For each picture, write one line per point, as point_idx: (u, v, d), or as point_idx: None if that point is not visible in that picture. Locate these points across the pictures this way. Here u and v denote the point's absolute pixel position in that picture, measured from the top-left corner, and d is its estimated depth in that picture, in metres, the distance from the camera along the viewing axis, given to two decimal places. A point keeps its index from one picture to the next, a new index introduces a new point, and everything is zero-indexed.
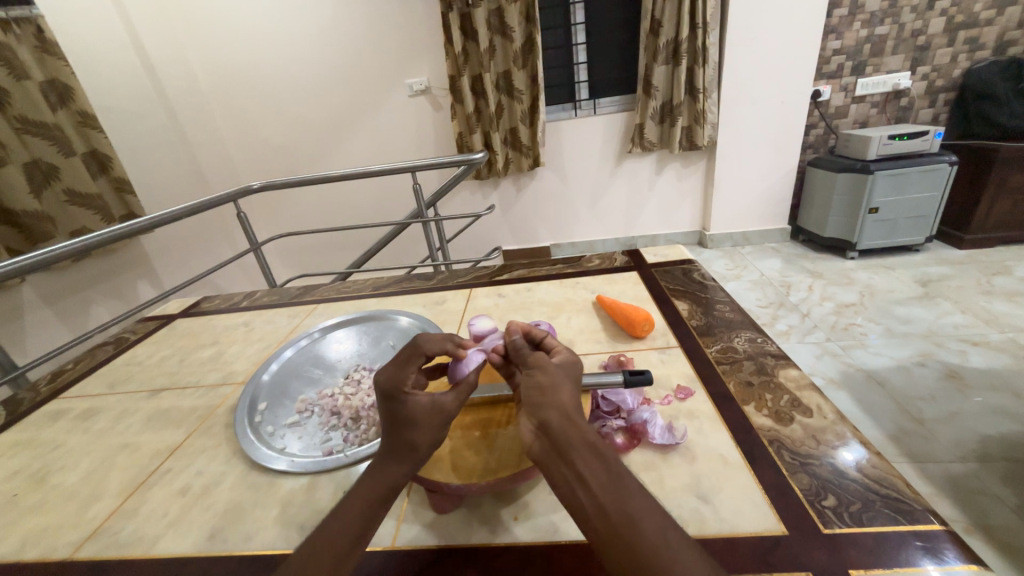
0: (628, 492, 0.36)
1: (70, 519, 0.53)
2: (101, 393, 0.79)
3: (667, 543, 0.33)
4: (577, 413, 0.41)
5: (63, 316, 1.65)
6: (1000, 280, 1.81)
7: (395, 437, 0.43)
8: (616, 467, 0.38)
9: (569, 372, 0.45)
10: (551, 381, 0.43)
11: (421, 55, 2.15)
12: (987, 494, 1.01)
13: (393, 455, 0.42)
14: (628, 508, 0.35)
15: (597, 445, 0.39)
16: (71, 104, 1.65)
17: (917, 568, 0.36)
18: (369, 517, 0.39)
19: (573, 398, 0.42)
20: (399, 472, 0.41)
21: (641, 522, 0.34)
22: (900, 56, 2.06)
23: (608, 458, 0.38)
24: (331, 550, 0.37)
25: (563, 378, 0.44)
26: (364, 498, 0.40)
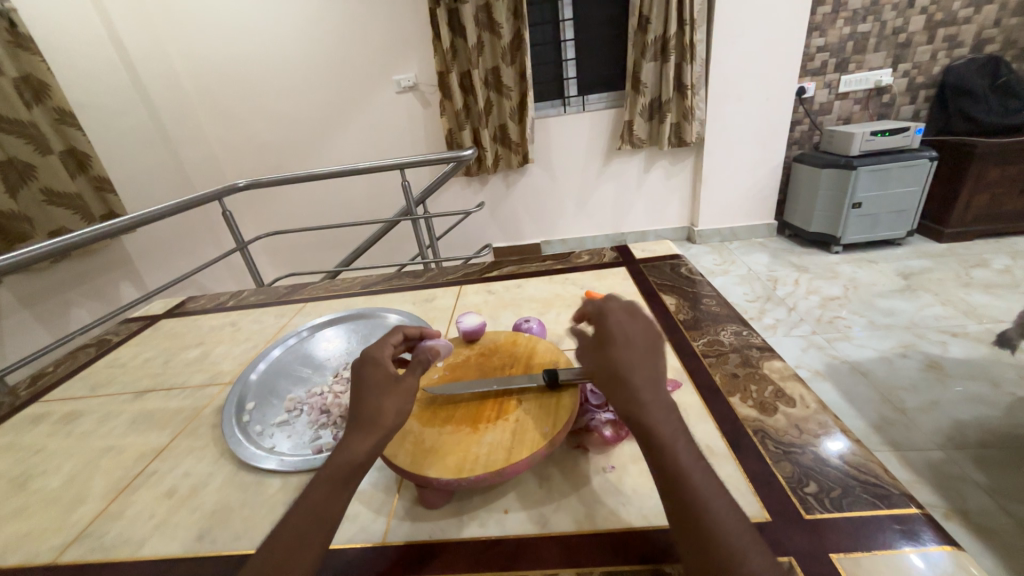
0: (680, 451, 0.36)
1: (54, 523, 0.52)
2: (83, 396, 0.78)
3: (714, 501, 0.34)
4: (640, 371, 0.40)
5: (43, 318, 1.62)
6: (979, 273, 1.86)
7: (362, 412, 0.45)
8: (676, 425, 0.38)
9: (636, 326, 0.44)
10: (612, 339, 0.43)
11: (408, 52, 2.13)
12: (966, 480, 1.04)
13: (360, 429, 0.44)
14: (680, 466, 0.36)
15: (661, 404, 0.39)
16: (47, 100, 1.60)
17: (895, 550, 0.37)
18: (340, 492, 0.40)
19: (635, 354, 0.42)
20: (367, 446, 0.43)
21: (694, 481, 0.35)
22: (882, 53, 2.09)
23: (669, 417, 0.38)
24: (302, 529, 0.38)
25: (623, 334, 0.43)
26: (332, 476, 0.41)
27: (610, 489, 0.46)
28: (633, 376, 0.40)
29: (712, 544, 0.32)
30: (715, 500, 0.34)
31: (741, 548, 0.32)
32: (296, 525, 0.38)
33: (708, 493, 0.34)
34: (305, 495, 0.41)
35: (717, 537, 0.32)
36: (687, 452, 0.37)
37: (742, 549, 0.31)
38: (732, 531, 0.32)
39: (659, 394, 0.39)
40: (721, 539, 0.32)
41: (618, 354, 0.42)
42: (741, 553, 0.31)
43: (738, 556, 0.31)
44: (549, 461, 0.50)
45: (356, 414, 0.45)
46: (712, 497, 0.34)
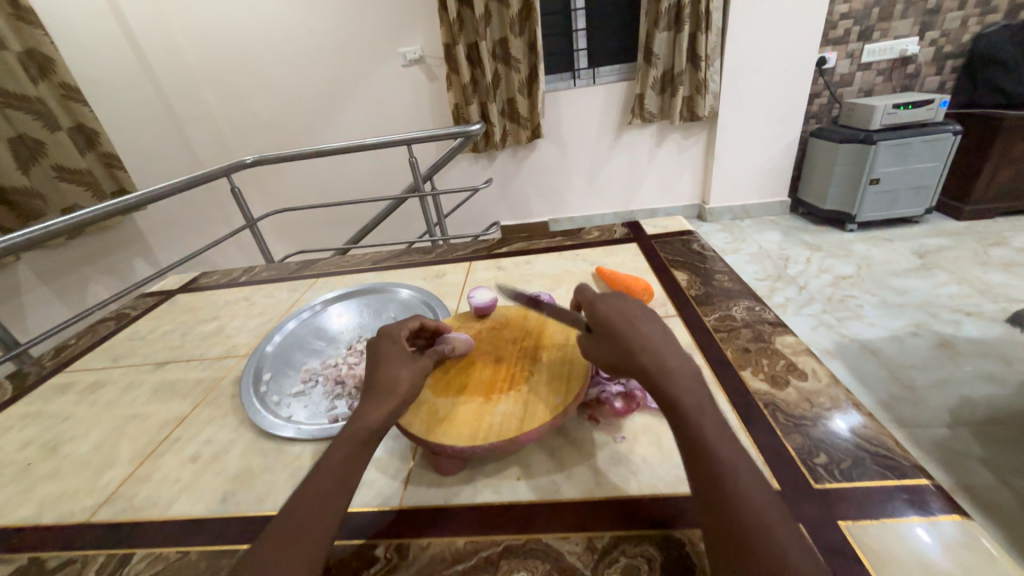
0: (706, 423, 0.36)
1: (85, 485, 0.55)
2: (106, 367, 0.80)
3: (740, 473, 0.34)
4: (658, 347, 0.41)
5: (61, 294, 1.65)
6: (998, 251, 1.81)
7: (377, 382, 0.47)
8: (702, 399, 0.38)
9: (646, 310, 0.46)
10: (623, 318, 0.44)
11: (413, 22, 2.07)
12: (973, 456, 1.04)
13: (376, 397, 0.45)
14: (706, 438, 0.35)
15: (687, 380, 0.39)
16: (52, 76, 1.59)
17: (903, 519, 0.38)
18: (358, 456, 0.42)
19: (652, 332, 0.42)
20: (383, 412, 0.44)
21: (720, 453, 0.35)
22: (909, 20, 1.99)
23: (695, 391, 0.38)
24: (321, 489, 0.39)
25: (635, 316, 0.45)
26: (350, 440, 0.42)
27: (621, 458, 0.47)
28: (655, 351, 0.40)
29: (738, 513, 0.32)
30: (740, 471, 0.34)
31: (768, 518, 0.31)
32: (317, 484, 0.39)
33: (734, 465, 0.34)
34: (322, 460, 0.42)
35: (743, 507, 0.32)
36: (715, 425, 0.36)
37: (768, 519, 0.31)
38: (758, 501, 0.32)
39: (683, 368, 0.40)
40: (747, 509, 0.32)
41: (636, 330, 0.42)
42: (767, 523, 0.31)
43: (764, 526, 0.31)
44: (561, 432, 0.51)
45: (371, 384, 0.47)
46: (738, 468, 0.34)
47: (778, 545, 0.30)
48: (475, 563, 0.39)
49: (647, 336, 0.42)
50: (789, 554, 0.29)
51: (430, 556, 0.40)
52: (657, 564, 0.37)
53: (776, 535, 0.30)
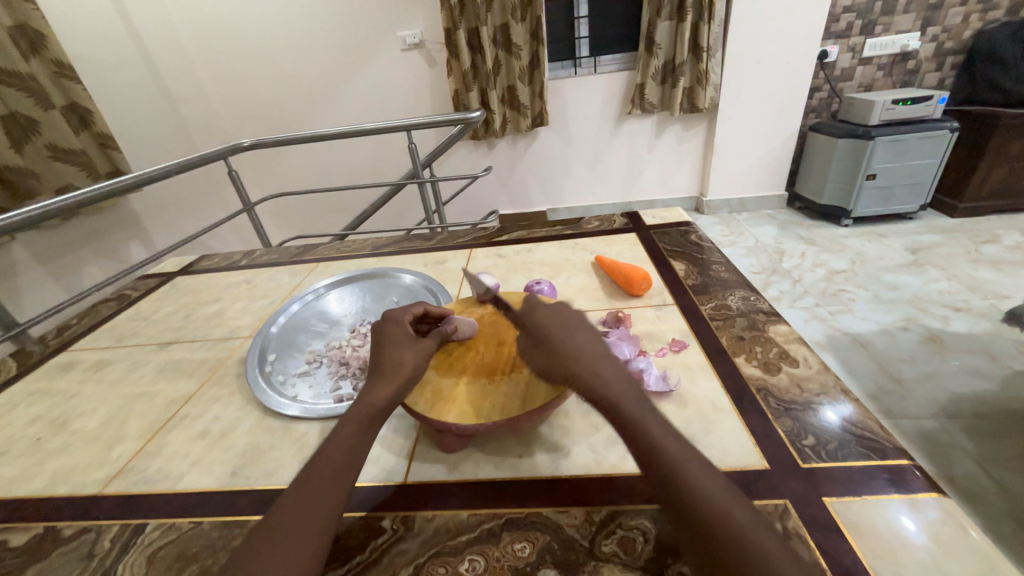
0: (648, 421, 0.37)
1: (96, 459, 0.56)
2: (109, 346, 0.81)
3: (690, 464, 0.34)
4: (594, 357, 0.42)
5: (57, 275, 1.65)
6: (988, 248, 1.85)
7: (384, 363, 0.48)
8: (639, 399, 0.39)
9: (580, 319, 0.47)
10: (560, 331, 0.45)
11: (414, 6, 2.04)
12: (954, 446, 1.08)
13: (383, 378, 0.47)
14: (651, 437, 0.36)
15: (622, 383, 0.40)
16: (43, 52, 1.56)
17: (884, 496, 0.40)
18: (365, 435, 0.43)
19: (586, 340, 0.44)
20: (389, 391, 0.46)
21: (669, 447, 0.35)
22: (911, 15, 1.99)
23: (632, 392, 0.39)
24: (331, 464, 0.40)
25: (570, 326, 0.46)
26: (357, 418, 0.43)
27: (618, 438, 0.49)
28: (589, 362, 0.42)
29: (696, 505, 0.32)
30: (689, 462, 0.35)
31: (725, 505, 0.32)
32: (323, 461, 0.40)
33: (682, 457, 0.35)
34: (330, 437, 0.43)
35: (700, 498, 0.32)
36: (657, 422, 0.37)
37: (724, 505, 0.32)
38: (710, 487, 0.33)
39: (617, 374, 0.41)
40: (705, 498, 0.32)
41: (570, 343, 0.44)
42: (725, 508, 0.32)
43: (724, 513, 0.32)
44: (560, 413, 0.53)
45: (378, 365, 0.48)
46: (686, 460, 0.35)
47: (740, 529, 0.31)
48: (478, 534, 0.41)
49: (580, 347, 0.43)
50: (751, 537, 0.30)
51: (435, 527, 0.42)
52: (651, 536, 0.39)
53: (736, 519, 0.31)
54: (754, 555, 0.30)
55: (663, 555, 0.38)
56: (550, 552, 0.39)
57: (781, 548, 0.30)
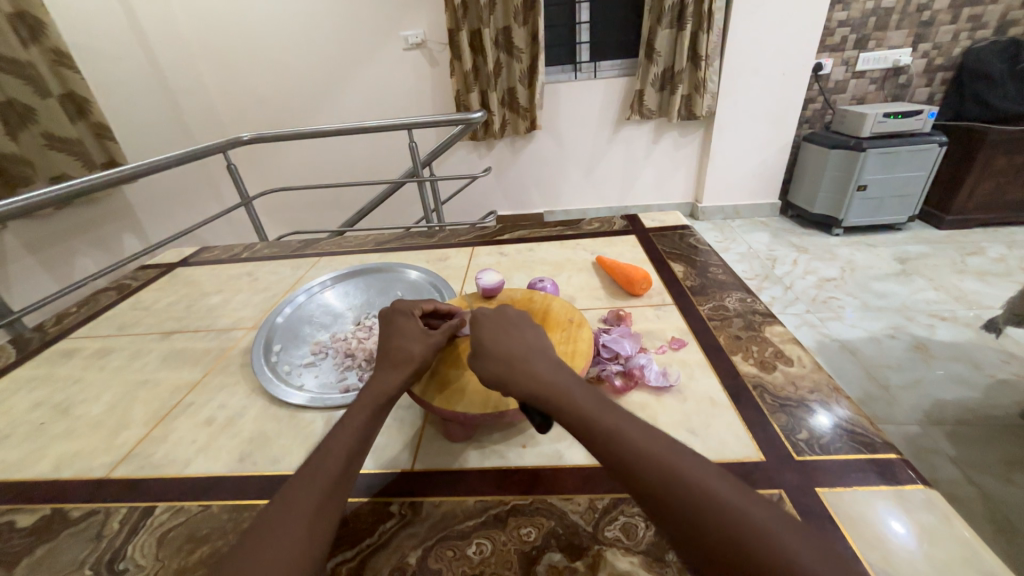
0: (579, 400, 0.39)
1: (101, 444, 0.56)
2: (110, 335, 0.81)
3: (627, 429, 0.36)
4: (522, 355, 0.44)
5: (48, 265, 1.63)
6: (974, 260, 1.90)
7: (394, 353, 0.49)
8: (570, 382, 0.41)
9: (511, 322, 0.50)
10: (490, 335, 0.47)
11: (417, 6, 2.05)
12: (937, 451, 1.11)
13: (392, 367, 0.48)
14: (585, 414, 0.38)
15: (552, 372, 0.42)
16: (42, 40, 1.55)
17: (873, 487, 0.42)
18: (375, 422, 0.44)
19: (520, 339, 0.47)
20: (398, 379, 0.47)
21: (604, 420, 0.37)
22: (903, 32, 2.05)
23: (563, 378, 0.42)
24: (344, 445, 0.41)
25: (498, 329, 0.48)
26: (370, 401, 0.45)
27: None
28: (520, 359, 0.44)
29: (640, 465, 0.34)
30: (626, 428, 0.36)
31: (672, 459, 0.34)
32: (335, 440, 0.41)
33: (616, 428, 0.36)
34: (340, 420, 0.44)
35: (641, 458, 0.34)
36: (589, 399, 0.39)
37: (669, 459, 0.34)
38: (647, 446, 0.35)
39: (548, 366, 0.43)
40: (650, 456, 0.34)
41: (500, 344, 0.46)
42: (670, 461, 0.33)
43: (670, 466, 0.33)
44: None
45: (387, 354, 0.50)
46: (622, 426, 0.36)
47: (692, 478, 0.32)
48: (485, 520, 0.42)
49: (511, 346, 0.46)
50: (700, 484, 0.32)
51: (442, 513, 0.43)
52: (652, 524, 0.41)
53: (684, 469, 0.33)
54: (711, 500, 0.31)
55: (663, 541, 0.39)
56: (555, 536, 0.40)
57: (737, 489, 0.32)
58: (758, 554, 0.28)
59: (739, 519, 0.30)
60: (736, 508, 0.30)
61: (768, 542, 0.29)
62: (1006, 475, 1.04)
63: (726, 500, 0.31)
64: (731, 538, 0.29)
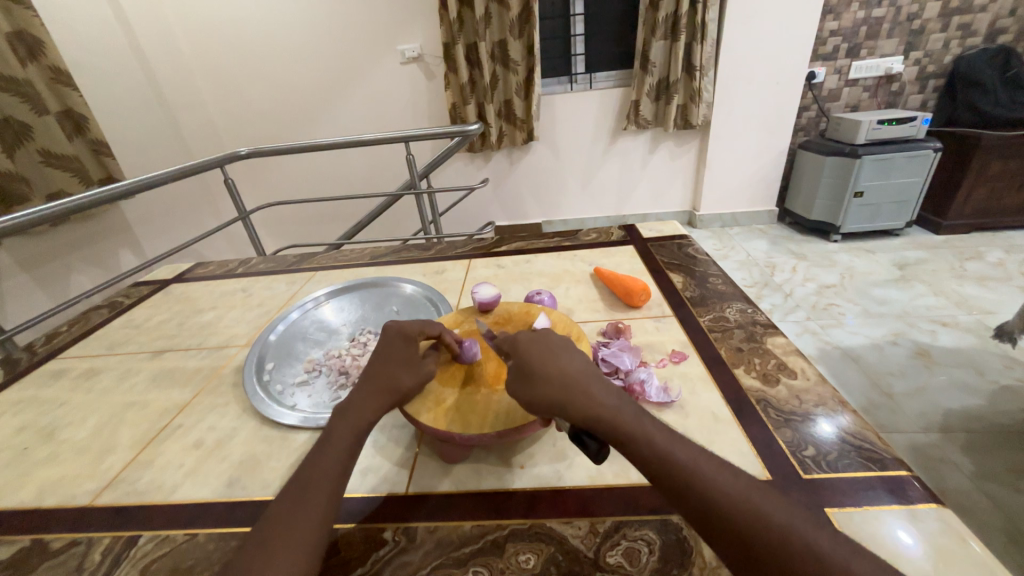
0: (649, 431, 0.37)
1: (86, 470, 0.55)
2: (100, 354, 0.79)
3: (703, 464, 0.34)
4: (580, 378, 0.41)
5: (43, 282, 1.61)
6: (973, 265, 1.89)
7: (382, 376, 0.48)
8: (632, 408, 0.39)
9: (561, 342, 0.46)
10: (545, 353, 0.44)
11: (413, 20, 2.07)
12: (946, 462, 1.09)
13: (377, 390, 0.47)
14: (659, 448, 0.36)
15: (616, 402, 0.39)
16: (41, 58, 1.55)
17: (885, 507, 0.41)
18: (355, 451, 0.42)
19: (571, 359, 0.43)
20: (381, 405, 0.45)
21: (678, 455, 0.35)
22: (894, 40, 2.07)
23: (627, 409, 0.39)
24: (321, 477, 0.39)
25: (545, 351, 0.44)
26: (353, 425, 0.43)
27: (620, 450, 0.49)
28: (579, 383, 0.41)
29: (719, 505, 0.32)
30: (702, 463, 0.34)
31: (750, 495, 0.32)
32: (313, 470, 0.39)
33: (694, 463, 0.34)
34: (320, 444, 0.42)
35: (718, 492, 0.33)
36: (650, 425, 0.37)
37: (750, 501, 0.32)
38: (722, 478, 0.33)
39: (607, 394, 0.40)
40: (723, 491, 0.33)
41: (558, 365, 0.42)
42: (748, 498, 0.32)
43: (746, 502, 0.32)
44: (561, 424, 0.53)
45: (376, 374, 0.48)
46: (696, 461, 0.34)
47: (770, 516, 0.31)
48: (482, 545, 0.41)
49: (565, 365, 0.42)
50: (778, 523, 0.31)
51: (438, 539, 0.42)
52: (656, 547, 0.39)
53: (766, 508, 0.32)
54: (793, 545, 0.30)
55: (669, 567, 0.38)
56: (555, 563, 0.39)
57: (815, 526, 0.31)
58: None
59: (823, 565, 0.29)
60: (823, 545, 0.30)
61: None
62: (1016, 484, 1.02)
63: (814, 547, 0.30)
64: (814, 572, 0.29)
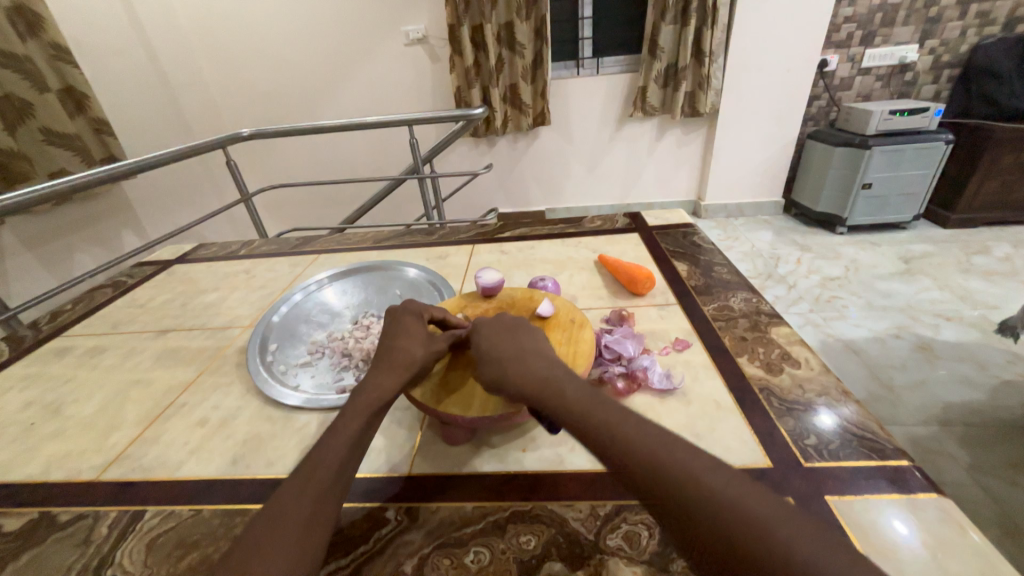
0: (576, 396, 0.39)
1: (92, 446, 0.55)
2: (104, 333, 0.80)
3: (620, 424, 0.36)
4: (522, 359, 0.45)
5: (46, 261, 1.61)
6: (980, 260, 1.87)
7: (394, 355, 0.48)
8: (565, 379, 0.42)
9: (515, 327, 0.50)
10: (492, 339, 0.48)
11: (418, 0, 2.03)
12: (944, 454, 1.09)
13: (390, 369, 0.47)
14: (580, 413, 0.38)
15: (553, 375, 0.42)
16: (41, 34, 1.53)
17: (884, 496, 0.41)
18: (369, 430, 0.42)
19: (519, 343, 0.47)
20: (394, 384, 0.46)
21: (597, 418, 0.37)
22: (910, 28, 2.02)
23: (559, 380, 0.41)
24: (335, 453, 0.39)
25: (492, 337, 0.48)
26: (365, 404, 0.43)
27: None
28: (520, 364, 0.44)
29: (630, 458, 0.34)
30: (619, 423, 0.36)
31: (663, 450, 0.33)
32: (325, 447, 0.40)
33: (610, 423, 0.36)
34: (334, 423, 0.42)
35: (629, 447, 0.34)
36: (576, 393, 0.40)
37: (659, 452, 0.33)
38: (636, 434, 0.35)
39: (544, 370, 0.43)
40: (636, 445, 0.34)
41: (501, 349, 0.46)
42: (657, 450, 0.33)
43: (655, 455, 0.33)
44: None
45: (389, 354, 0.49)
46: (616, 421, 0.36)
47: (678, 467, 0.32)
48: (483, 527, 0.41)
49: (510, 349, 0.46)
50: (683, 471, 0.32)
51: (439, 519, 0.42)
52: (655, 533, 0.40)
53: (673, 457, 0.33)
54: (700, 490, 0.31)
55: (668, 551, 0.38)
56: (555, 545, 0.39)
57: (727, 476, 0.31)
58: (738, 535, 0.28)
59: (724, 508, 0.30)
60: (731, 491, 0.30)
61: (761, 536, 0.28)
62: (1011, 478, 1.02)
63: (720, 491, 0.30)
64: (715, 519, 0.29)
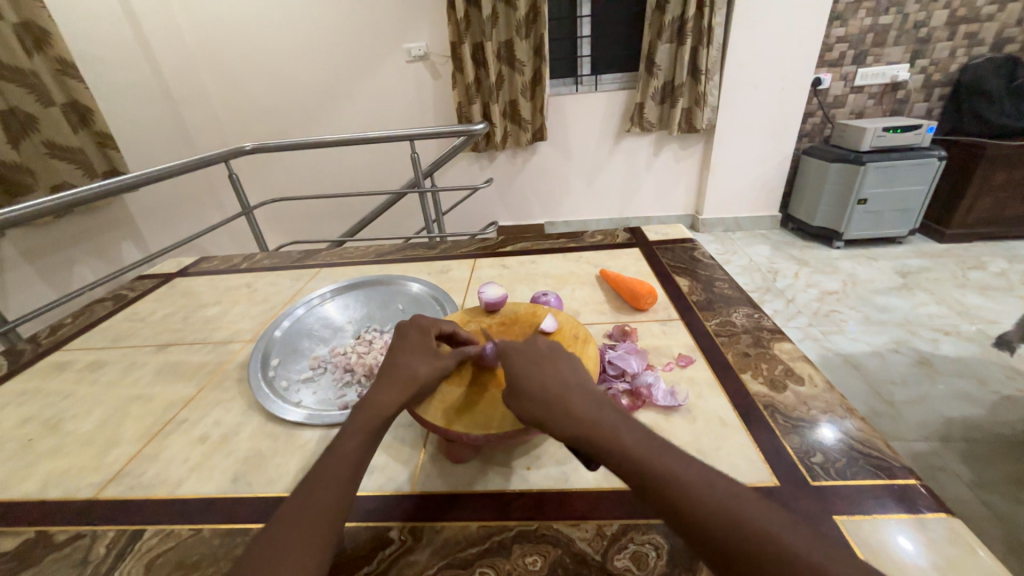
0: (622, 434, 0.37)
1: (90, 463, 0.55)
2: (105, 347, 0.79)
3: (679, 469, 0.34)
4: (561, 389, 0.42)
5: (46, 274, 1.61)
6: (976, 274, 1.89)
7: (396, 370, 0.48)
8: (611, 415, 0.39)
9: (548, 353, 0.47)
10: (527, 365, 0.45)
11: (420, 19, 2.07)
12: (946, 470, 1.08)
13: (392, 383, 0.47)
14: (634, 453, 0.35)
15: (593, 409, 0.40)
16: (48, 50, 1.55)
17: (893, 516, 0.41)
18: (369, 448, 0.42)
19: (555, 371, 0.44)
20: (395, 399, 0.45)
21: (652, 461, 0.35)
22: (901, 48, 2.07)
23: (605, 415, 0.39)
24: (335, 472, 0.39)
25: (526, 363, 0.46)
26: (367, 422, 0.43)
27: None
28: (560, 396, 0.41)
29: (695, 508, 0.32)
30: (678, 468, 0.34)
31: (730, 501, 0.32)
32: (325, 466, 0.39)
33: (669, 468, 0.34)
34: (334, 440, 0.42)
35: (693, 495, 0.32)
36: (627, 432, 0.37)
37: (728, 503, 0.32)
38: (697, 481, 0.33)
39: (587, 403, 0.40)
40: (698, 495, 0.32)
41: (539, 377, 0.44)
42: (725, 500, 0.32)
43: (722, 505, 0.31)
44: None
45: (392, 369, 0.48)
46: (669, 465, 0.34)
47: (749, 520, 0.31)
48: (489, 547, 0.41)
49: (547, 377, 0.44)
50: (755, 525, 0.30)
51: (444, 539, 0.42)
52: (663, 553, 0.39)
53: (743, 510, 0.31)
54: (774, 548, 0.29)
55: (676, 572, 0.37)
56: (561, 566, 0.39)
57: (794, 533, 0.30)
58: None
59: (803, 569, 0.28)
60: (807, 551, 0.29)
61: None
62: (1016, 495, 1.01)
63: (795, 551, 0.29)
64: None
